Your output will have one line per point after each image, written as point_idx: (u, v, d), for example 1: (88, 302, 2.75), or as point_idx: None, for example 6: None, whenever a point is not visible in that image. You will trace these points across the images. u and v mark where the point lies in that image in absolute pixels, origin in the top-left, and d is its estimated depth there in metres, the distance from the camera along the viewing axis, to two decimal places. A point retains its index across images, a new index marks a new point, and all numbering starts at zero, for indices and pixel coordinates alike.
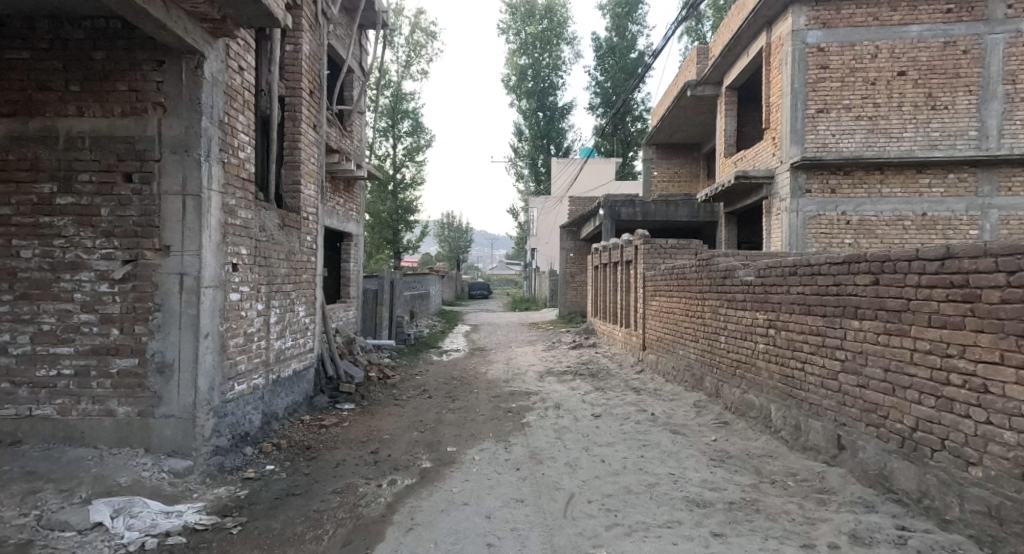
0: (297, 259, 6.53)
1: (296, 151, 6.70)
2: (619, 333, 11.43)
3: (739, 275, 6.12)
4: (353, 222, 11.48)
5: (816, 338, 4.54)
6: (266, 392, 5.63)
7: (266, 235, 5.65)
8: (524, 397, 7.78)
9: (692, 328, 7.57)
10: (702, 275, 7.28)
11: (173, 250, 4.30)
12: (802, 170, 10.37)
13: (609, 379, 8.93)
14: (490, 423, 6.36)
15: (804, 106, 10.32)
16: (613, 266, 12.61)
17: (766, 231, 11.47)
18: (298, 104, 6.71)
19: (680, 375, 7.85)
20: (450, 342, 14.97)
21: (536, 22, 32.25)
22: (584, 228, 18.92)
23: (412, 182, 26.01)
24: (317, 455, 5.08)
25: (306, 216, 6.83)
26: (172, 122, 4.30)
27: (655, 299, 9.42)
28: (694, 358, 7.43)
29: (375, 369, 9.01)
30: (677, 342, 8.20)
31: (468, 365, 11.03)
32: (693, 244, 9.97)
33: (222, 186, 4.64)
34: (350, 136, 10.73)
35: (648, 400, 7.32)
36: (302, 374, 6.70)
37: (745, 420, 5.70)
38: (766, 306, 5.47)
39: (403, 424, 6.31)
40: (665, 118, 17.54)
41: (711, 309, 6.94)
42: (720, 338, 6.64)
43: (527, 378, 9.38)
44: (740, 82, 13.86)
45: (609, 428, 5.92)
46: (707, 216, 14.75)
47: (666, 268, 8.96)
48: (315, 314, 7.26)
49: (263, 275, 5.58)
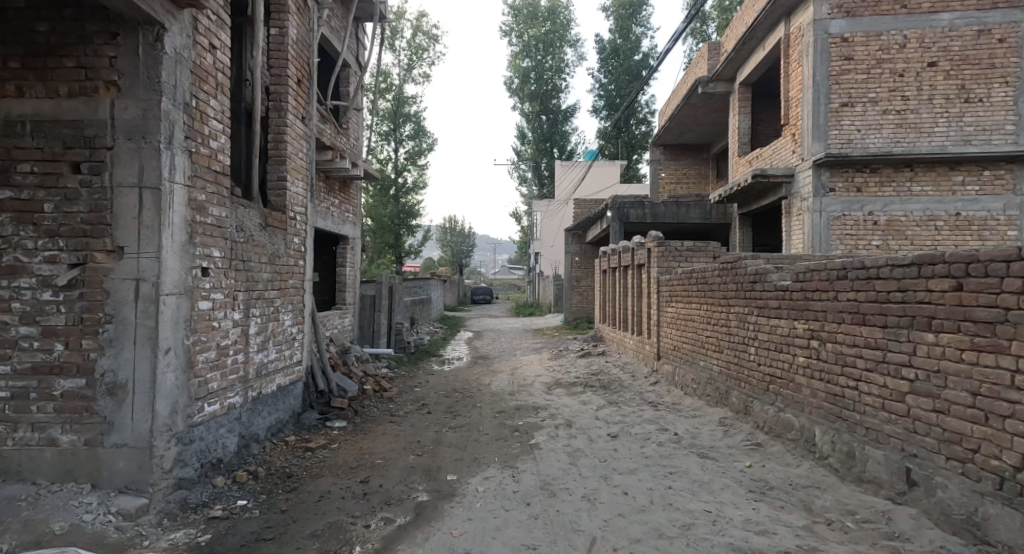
0: (282, 263, 5.93)
1: (282, 144, 6.11)
2: (630, 341, 10.79)
3: (772, 279, 5.49)
4: (349, 225, 10.91)
5: (873, 353, 3.93)
6: (245, 412, 5.03)
7: (244, 236, 5.04)
8: (532, 413, 7.17)
9: (715, 338, 6.93)
10: (727, 281, 6.64)
11: (127, 252, 3.70)
12: (826, 167, 9.77)
13: (623, 393, 8.28)
14: (496, 444, 5.73)
15: (827, 100, 9.73)
16: (623, 270, 11.98)
17: (786, 233, 10.85)
18: (283, 93, 6.11)
19: (701, 389, 7.22)
20: (453, 349, 14.37)
21: (539, 24, 31.72)
22: (590, 231, 18.31)
23: (413, 187, 25.45)
24: (299, 486, 4.46)
25: (293, 215, 6.23)
26: (127, 104, 3.71)
27: (671, 305, 8.77)
28: (718, 371, 6.80)
29: (371, 382, 8.38)
30: (697, 353, 7.57)
31: (471, 376, 10.41)
32: (710, 246, 9.36)
33: (189, 179, 4.06)
34: (345, 134, 10.15)
35: (669, 417, 6.68)
36: (288, 389, 6.09)
37: (783, 442, 5.08)
38: (806, 315, 4.85)
39: (398, 445, 5.69)
40: (674, 117, 16.95)
41: (738, 317, 6.31)
42: (749, 349, 6.01)
43: (534, 391, 8.76)
44: (755, 78, 13.25)
45: (629, 451, 5.29)
46: (720, 216, 14.10)
47: (683, 272, 8.30)
48: (304, 323, 6.66)
49: (241, 280, 4.98)
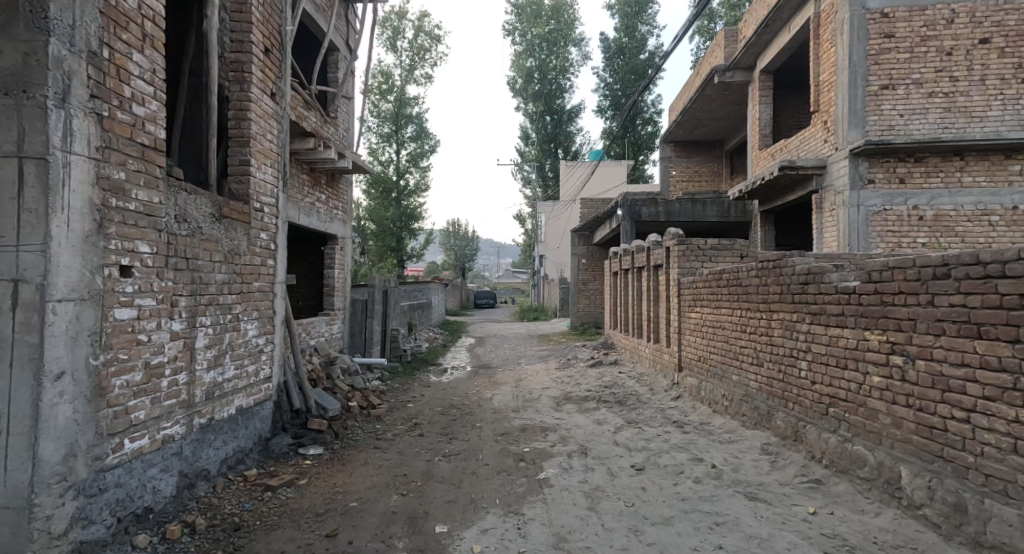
0: (244, 262, 5.01)
1: (244, 122, 5.17)
2: (647, 349, 9.82)
3: (830, 280, 4.55)
4: (338, 223, 10.00)
5: (992, 377, 3.04)
6: (189, 445, 4.08)
7: (189, 229, 4.12)
8: (540, 436, 6.22)
9: (753, 349, 5.96)
10: (768, 282, 5.67)
11: (3, 243, 2.82)
12: (864, 157, 8.83)
13: (642, 410, 7.31)
14: (498, 479, 4.77)
15: (865, 82, 8.80)
16: (637, 272, 11.00)
17: (818, 229, 9.90)
18: (246, 62, 5.14)
19: (737, 407, 6.22)
20: (453, 358, 13.37)
21: (543, 22, 30.49)
22: (598, 232, 17.34)
23: (416, 189, 24.56)
24: (245, 545, 3.51)
25: (258, 207, 5.30)
26: (3, 48, 2.85)
27: (697, 310, 7.78)
28: (759, 387, 5.81)
29: (357, 398, 7.43)
30: (731, 366, 6.56)
31: (471, 389, 9.43)
32: (737, 245, 8.40)
33: (98, 151, 3.14)
34: (332, 123, 9.24)
35: (701, 442, 5.70)
36: (251, 412, 5.17)
37: (852, 481, 4.10)
38: (881, 324, 3.91)
39: (380, 481, 4.74)
40: (686, 111, 16.00)
41: (783, 325, 5.34)
42: (798, 364, 5.04)
43: (541, 407, 7.80)
44: (777, 65, 12.31)
45: (660, 491, 4.34)
46: (739, 214, 13.16)
47: (710, 272, 7.32)
48: (275, 333, 5.73)
49: (183, 282, 4.04)
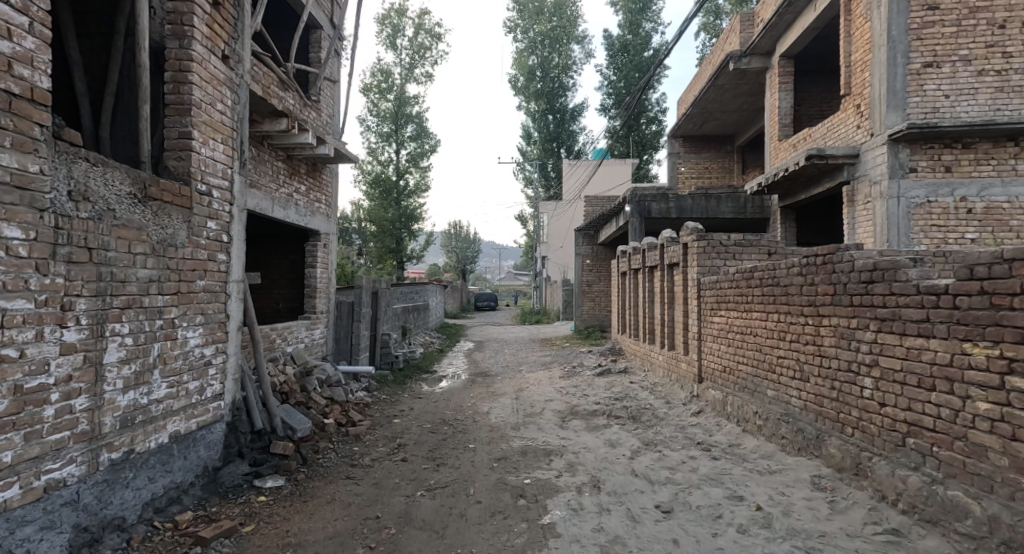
0: (183, 256, 4.12)
1: (184, 86, 4.25)
2: (660, 357, 8.90)
3: (908, 278, 3.65)
4: (321, 217, 9.09)
5: None
6: (94, 490, 3.19)
7: (96, 211, 3.24)
8: (545, 462, 5.30)
9: (796, 361, 5.03)
10: (816, 282, 4.75)
11: None
12: (905, 143, 7.90)
13: (660, 429, 6.39)
14: (490, 525, 3.85)
15: (905, 60, 7.88)
16: (648, 272, 10.06)
17: (850, 224, 8.99)
18: (186, 12, 4.23)
19: (774, 429, 5.27)
20: (449, 364, 12.49)
21: (546, 19, 29.35)
22: (604, 231, 16.41)
23: (416, 190, 23.61)
24: None
25: (203, 189, 4.40)
26: None
27: (721, 313, 6.85)
28: (804, 406, 4.87)
29: (334, 414, 6.53)
30: (767, 380, 5.62)
31: (466, 401, 8.52)
32: (763, 239, 7.46)
33: None
34: (312, 107, 8.35)
35: (736, 472, 4.77)
36: (193, 438, 4.26)
37: (945, 536, 3.17)
38: (989, 334, 3.02)
39: (346, 527, 3.83)
40: (697, 102, 15.09)
41: (836, 332, 4.41)
42: (859, 381, 4.11)
43: (544, 423, 6.88)
44: (799, 49, 11.38)
45: (697, 546, 3.42)
46: (757, 211, 12.29)
47: (737, 272, 6.41)
48: (228, 341, 4.81)
49: (86, 279, 3.15)
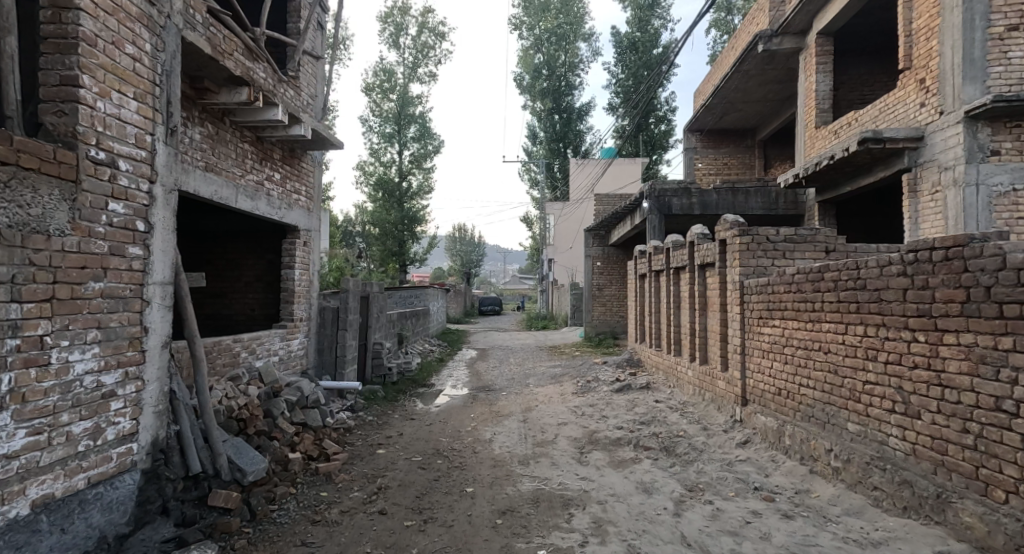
0: (61, 248, 2.97)
1: (68, 13, 3.08)
2: (691, 371, 7.68)
3: None
4: (301, 210, 7.90)
5: None
6: None
7: None
8: (562, 516, 4.11)
9: (898, 390, 3.78)
10: (930, 286, 3.51)
11: None
12: (985, 120, 6.66)
13: (703, 465, 5.17)
14: None
15: (986, 23, 6.65)
16: (673, 273, 8.82)
17: (912, 218, 7.77)
18: None
19: (860, 476, 4.03)
20: (449, 376, 11.29)
21: (551, 17, 27.73)
22: (617, 231, 15.19)
23: (418, 191, 22.39)
24: None
25: (103, 158, 3.24)
26: None
27: (774, 323, 5.61)
28: (912, 452, 3.64)
29: (303, 445, 5.35)
30: (845, 411, 4.37)
31: (466, 423, 7.30)
32: (820, 234, 6.20)
33: None
34: (287, 82, 7.17)
35: (822, 539, 3.54)
36: (80, 501, 3.09)
37: None
38: None
39: None
40: (720, 92, 13.85)
41: (971, 355, 3.20)
42: (1019, 427, 2.92)
43: (560, 456, 5.68)
44: (840, 24, 10.13)
45: None
46: (789, 205, 11.09)
47: (797, 272, 5.15)
48: (145, 364, 3.61)
49: None
